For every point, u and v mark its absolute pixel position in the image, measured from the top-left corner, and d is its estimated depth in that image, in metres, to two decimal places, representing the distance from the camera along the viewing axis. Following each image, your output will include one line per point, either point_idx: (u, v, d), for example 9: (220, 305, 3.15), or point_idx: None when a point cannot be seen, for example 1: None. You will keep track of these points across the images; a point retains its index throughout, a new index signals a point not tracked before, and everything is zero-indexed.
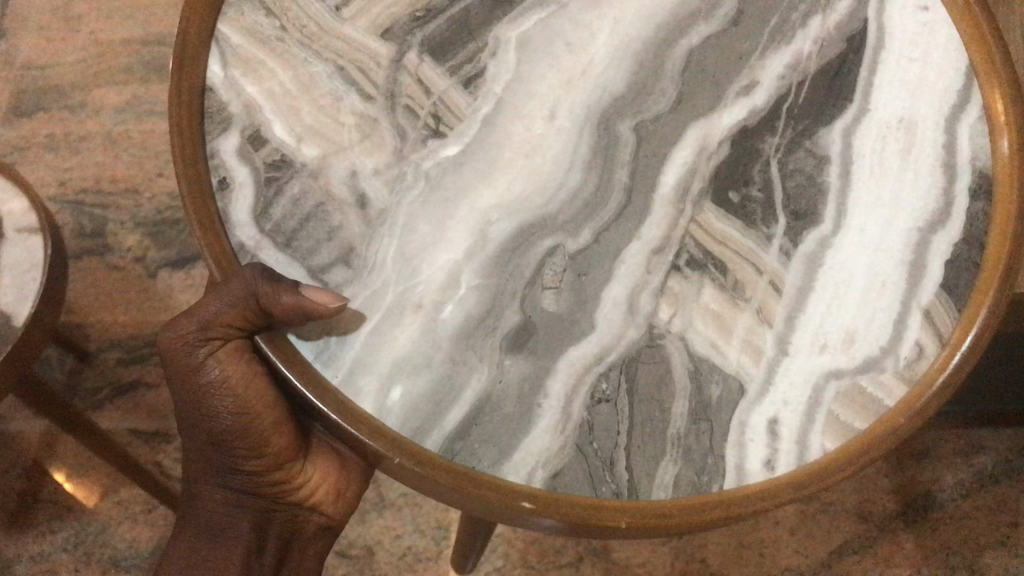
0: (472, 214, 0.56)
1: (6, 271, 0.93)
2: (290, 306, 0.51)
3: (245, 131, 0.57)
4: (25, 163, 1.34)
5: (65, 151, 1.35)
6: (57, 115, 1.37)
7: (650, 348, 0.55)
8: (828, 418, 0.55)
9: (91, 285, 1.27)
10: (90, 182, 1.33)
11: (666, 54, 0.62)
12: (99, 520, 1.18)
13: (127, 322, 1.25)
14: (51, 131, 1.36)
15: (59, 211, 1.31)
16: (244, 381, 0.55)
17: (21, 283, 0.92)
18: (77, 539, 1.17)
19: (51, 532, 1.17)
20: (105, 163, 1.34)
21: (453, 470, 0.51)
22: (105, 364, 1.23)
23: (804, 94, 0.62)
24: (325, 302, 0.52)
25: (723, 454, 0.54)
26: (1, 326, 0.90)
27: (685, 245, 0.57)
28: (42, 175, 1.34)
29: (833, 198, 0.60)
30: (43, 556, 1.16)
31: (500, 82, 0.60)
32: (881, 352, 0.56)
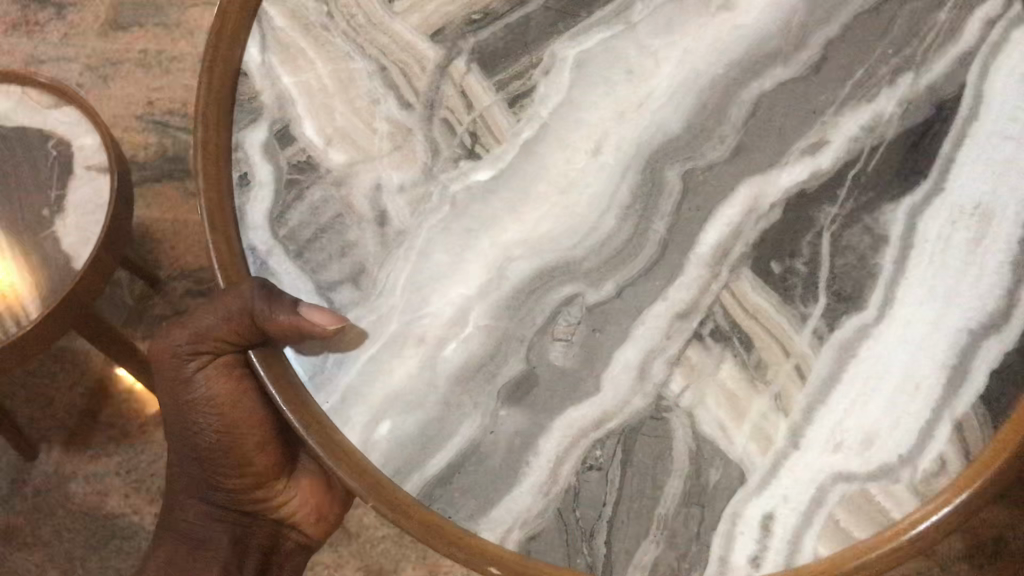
0: (491, 249, 0.54)
1: (73, 212, 0.90)
2: (287, 325, 0.51)
3: (274, 125, 0.55)
4: (116, 82, 1.19)
5: (157, 68, 1.19)
6: (151, 32, 1.20)
7: (654, 421, 0.53)
8: (827, 521, 0.52)
9: (164, 210, 1.15)
10: (179, 105, 1.18)
11: (734, 96, 0.57)
12: (152, 449, 1.09)
13: (200, 254, 1.13)
14: (145, 48, 1.19)
15: (143, 130, 1.18)
16: (228, 398, 0.62)
17: (85, 229, 0.89)
18: (130, 466, 1.09)
19: (106, 455, 1.09)
20: (195, 87, 1.18)
21: (426, 522, 0.51)
22: (173, 294, 1.13)
23: (875, 162, 0.56)
24: (321, 322, 0.51)
25: (709, 543, 0.52)
26: (61, 268, 0.88)
27: (713, 313, 0.54)
28: (131, 93, 1.19)
29: (882, 286, 0.55)
30: (96, 478, 1.09)
31: (548, 105, 0.56)
32: (898, 462, 0.53)
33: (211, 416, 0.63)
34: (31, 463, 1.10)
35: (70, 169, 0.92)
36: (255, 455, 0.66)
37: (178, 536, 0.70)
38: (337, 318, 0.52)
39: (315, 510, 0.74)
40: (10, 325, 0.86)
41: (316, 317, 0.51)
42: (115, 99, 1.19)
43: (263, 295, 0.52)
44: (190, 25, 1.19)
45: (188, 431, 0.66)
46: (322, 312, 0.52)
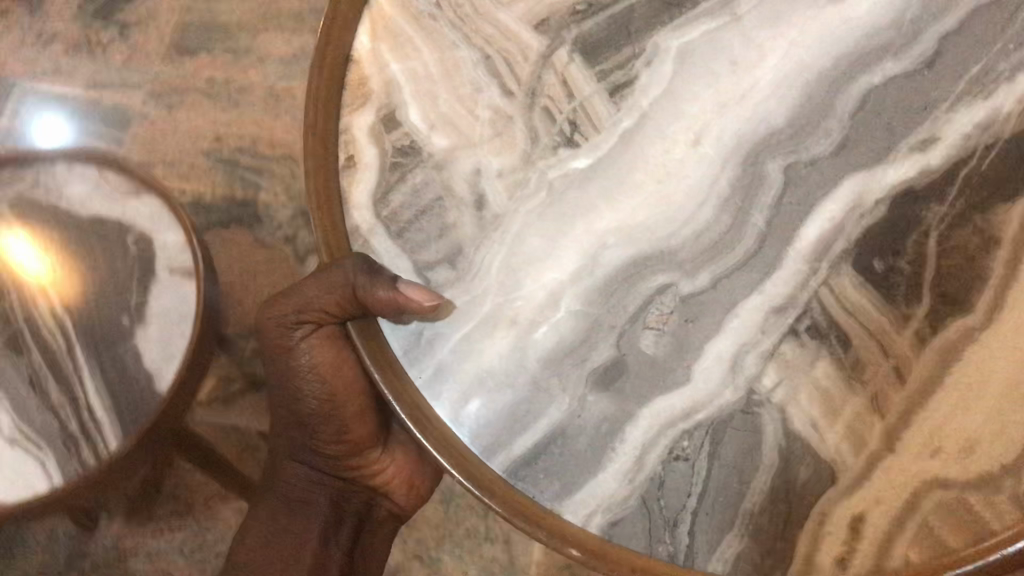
0: (587, 236, 0.54)
1: (154, 317, 0.89)
2: (386, 300, 0.53)
3: (380, 110, 0.57)
4: (183, 113, 1.26)
5: (226, 103, 1.24)
6: (219, 59, 1.26)
7: (745, 415, 0.52)
8: (920, 527, 0.51)
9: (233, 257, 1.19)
10: (247, 142, 1.23)
11: (843, 89, 0.56)
12: (216, 526, 1.16)
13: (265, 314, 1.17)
14: (211, 76, 1.25)
15: (211, 168, 1.23)
16: (325, 367, 0.66)
17: (167, 342, 0.88)
18: (191, 545, 1.16)
19: (169, 530, 1.16)
20: (265, 122, 1.23)
21: (506, 500, 0.52)
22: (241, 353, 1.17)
23: (988, 161, 0.54)
24: (419, 299, 0.53)
25: (794, 541, 0.51)
26: (143, 389, 0.87)
27: (810, 309, 0.53)
28: (199, 128, 1.25)
29: (991, 290, 0.53)
30: (159, 554, 1.16)
31: (649, 96, 0.56)
32: (999, 470, 0.50)
33: (308, 386, 0.67)
34: (89, 537, 1.18)
35: (151, 269, 0.90)
36: (351, 425, 0.69)
37: (278, 504, 0.74)
38: (432, 297, 0.53)
39: (411, 486, 0.77)
40: (88, 457, 0.85)
41: (413, 296, 0.53)
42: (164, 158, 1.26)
43: (365, 273, 0.55)
44: (260, 53, 1.24)
45: (290, 400, 0.70)
46: (421, 290, 0.53)
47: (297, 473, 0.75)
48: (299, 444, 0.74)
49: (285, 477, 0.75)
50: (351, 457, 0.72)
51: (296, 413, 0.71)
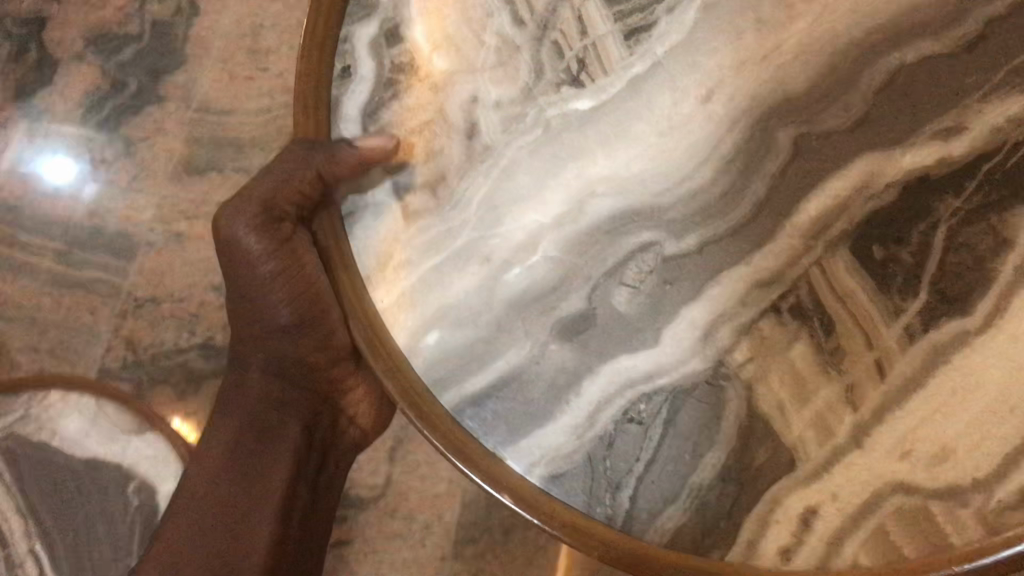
0: (576, 179, 0.52)
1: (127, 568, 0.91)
2: (354, 164, 0.53)
3: (384, 25, 0.56)
4: (191, 243, 1.02)
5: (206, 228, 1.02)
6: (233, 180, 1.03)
7: (709, 386, 0.50)
8: (875, 530, 0.48)
9: None
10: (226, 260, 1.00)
11: (871, 62, 0.52)
12: None
13: None
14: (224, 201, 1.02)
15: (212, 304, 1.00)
16: (307, 284, 0.68)
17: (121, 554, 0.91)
18: None
19: None
20: None
21: (439, 430, 0.50)
22: None
23: (1015, 158, 0.51)
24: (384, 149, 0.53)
25: (740, 524, 0.49)
26: None
27: (797, 288, 0.50)
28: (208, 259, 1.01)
29: (993, 295, 0.49)
30: None
31: (666, 43, 0.53)
32: (970, 484, 0.48)
33: (282, 294, 0.68)
34: None
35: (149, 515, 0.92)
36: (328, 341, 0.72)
37: (235, 428, 0.72)
38: (393, 148, 0.54)
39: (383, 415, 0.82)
40: None
41: (373, 152, 0.53)
42: (173, 298, 1.01)
43: (323, 153, 0.55)
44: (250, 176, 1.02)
45: (261, 307, 0.71)
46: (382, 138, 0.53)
47: (261, 390, 0.73)
48: (269, 355, 0.74)
49: (241, 397, 0.74)
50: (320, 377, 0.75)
51: (266, 323, 0.72)
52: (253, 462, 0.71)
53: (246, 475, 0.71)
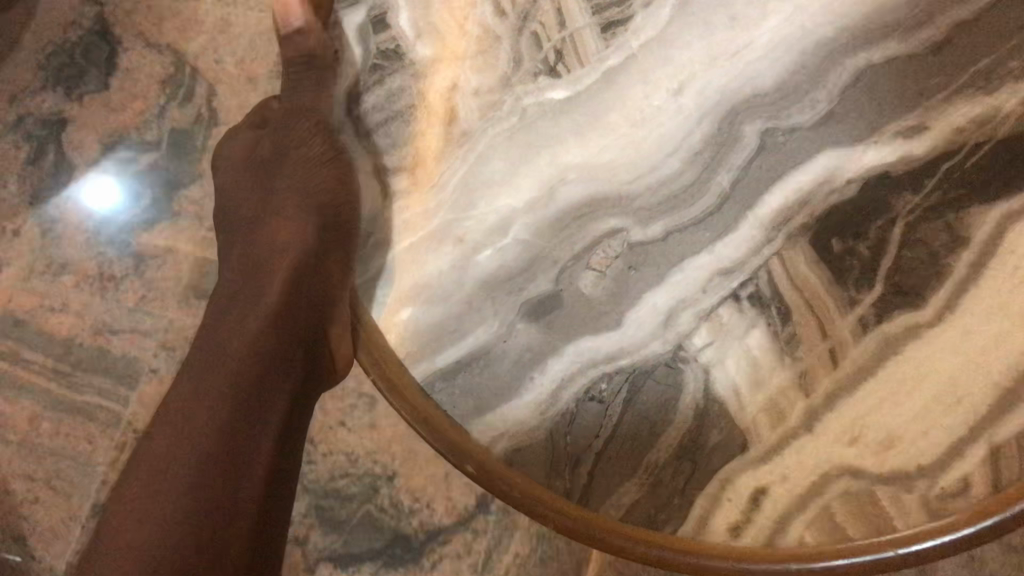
0: (549, 166, 0.54)
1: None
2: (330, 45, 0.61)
3: (372, 11, 0.57)
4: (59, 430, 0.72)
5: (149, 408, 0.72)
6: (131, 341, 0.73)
7: (667, 369, 0.52)
8: (820, 511, 0.51)
9: None
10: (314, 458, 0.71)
11: (837, 61, 0.53)
12: None
13: None
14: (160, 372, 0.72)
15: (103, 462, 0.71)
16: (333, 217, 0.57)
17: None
18: None
19: None
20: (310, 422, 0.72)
21: (412, 405, 0.53)
22: None
23: (975, 158, 0.52)
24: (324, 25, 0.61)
25: (692, 500, 0.52)
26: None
27: (757, 277, 0.52)
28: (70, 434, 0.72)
29: (947, 290, 0.51)
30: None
31: (640, 37, 0.55)
32: (915, 471, 0.50)
33: (314, 197, 0.58)
34: None
35: None
36: (331, 263, 0.56)
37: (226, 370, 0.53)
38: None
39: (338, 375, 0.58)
40: None
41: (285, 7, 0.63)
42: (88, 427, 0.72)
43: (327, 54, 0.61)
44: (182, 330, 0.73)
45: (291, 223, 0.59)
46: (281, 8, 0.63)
47: (247, 314, 0.55)
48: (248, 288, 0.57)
49: (230, 318, 0.56)
50: (305, 309, 0.55)
51: (278, 244, 0.58)
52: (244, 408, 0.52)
53: (249, 447, 0.52)
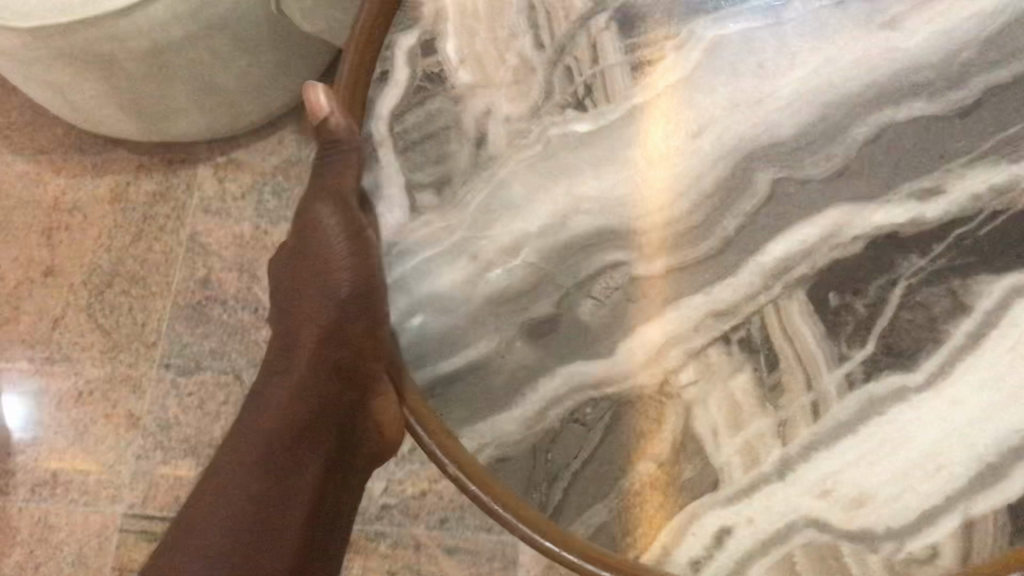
0: (564, 195, 0.57)
1: None
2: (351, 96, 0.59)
3: (424, 35, 0.61)
4: None
5: None
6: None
7: (652, 402, 0.54)
8: (781, 560, 0.51)
9: None
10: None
11: (859, 119, 0.55)
12: None
13: None
14: None
15: None
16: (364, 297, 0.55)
17: None
18: None
19: None
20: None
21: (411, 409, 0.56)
22: None
23: (989, 227, 0.53)
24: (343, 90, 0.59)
25: (658, 531, 0.53)
26: None
27: (750, 322, 0.53)
28: None
29: (941, 356, 0.52)
30: None
31: (669, 78, 0.57)
32: (882, 532, 0.51)
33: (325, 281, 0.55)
34: None
35: None
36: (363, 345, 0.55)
37: (255, 452, 0.54)
38: (412, 61, 0.61)
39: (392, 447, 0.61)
40: None
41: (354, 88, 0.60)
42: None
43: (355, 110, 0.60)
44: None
45: (301, 302, 0.56)
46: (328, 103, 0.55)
47: (276, 399, 0.55)
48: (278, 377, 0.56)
49: (251, 405, 0.56)
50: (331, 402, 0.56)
51: (292, 321, 0.56)
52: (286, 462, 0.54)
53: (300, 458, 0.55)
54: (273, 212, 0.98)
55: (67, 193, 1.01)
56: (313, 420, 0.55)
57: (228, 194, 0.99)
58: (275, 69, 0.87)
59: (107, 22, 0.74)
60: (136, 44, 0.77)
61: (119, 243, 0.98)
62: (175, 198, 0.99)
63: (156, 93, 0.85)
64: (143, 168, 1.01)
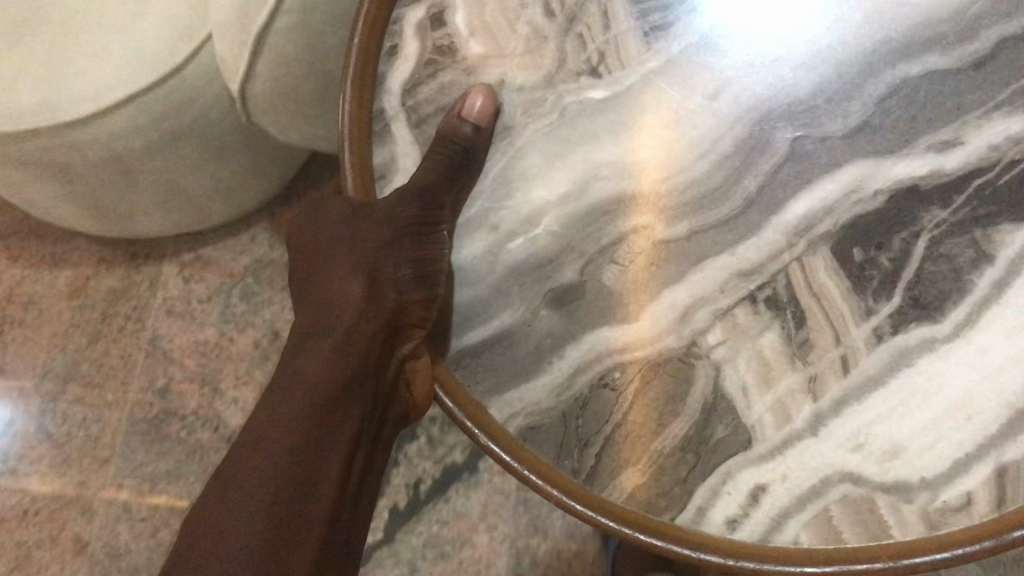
0: (583, 162, 0.56)
1: None
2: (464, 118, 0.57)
3: (432, 8, 0.61)
4: None
5: None
6: None
7: (681, 364, 0.54)
8: (818, 515, 0.52)
9: None
10: None
11: (874, 75, 0.55)
12: None
13: None
14: None
15: None
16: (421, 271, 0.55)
17: None
18: None
19: None
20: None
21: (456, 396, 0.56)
22: None
23: (1008, 176, 0.53)
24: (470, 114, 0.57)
25: (693, 491, 0.53)
26: None
27: (775, 281, 0.53)
28: None
29: (967, 306, 0.52)
30: None
31: (681, 42, 0.56)
32: (917, 483, 0.51)
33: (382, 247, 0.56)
34: None
35: None
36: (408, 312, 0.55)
37: (290, 422, 0.52)
38: (421, 35, 0.60)
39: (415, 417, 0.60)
40: None
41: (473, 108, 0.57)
42: None
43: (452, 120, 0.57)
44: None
45: (352, 259, 0.56)
46: (473, 89, 0.58)
47: (310, 368, 0.53)
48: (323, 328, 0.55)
49: (287, 373, 0.54)
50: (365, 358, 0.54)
51: (338, 275, 0.56)
52: (319, 432, 0.52)
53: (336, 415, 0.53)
54: (240, 318, 1.03)
55: (24, 284, 1.08)
56: (343, 393, 0.53)
57: (192, 295, 1.05)
58: (244, 170, 0.88)
59: (60, 134, 0.73)
60: (96, 154, 0.76)
61: (75, 344, 1.05)
62: (135, 295, 1.06)
63: (120, 197, 0.85)
64: (104, 264, 1.07)
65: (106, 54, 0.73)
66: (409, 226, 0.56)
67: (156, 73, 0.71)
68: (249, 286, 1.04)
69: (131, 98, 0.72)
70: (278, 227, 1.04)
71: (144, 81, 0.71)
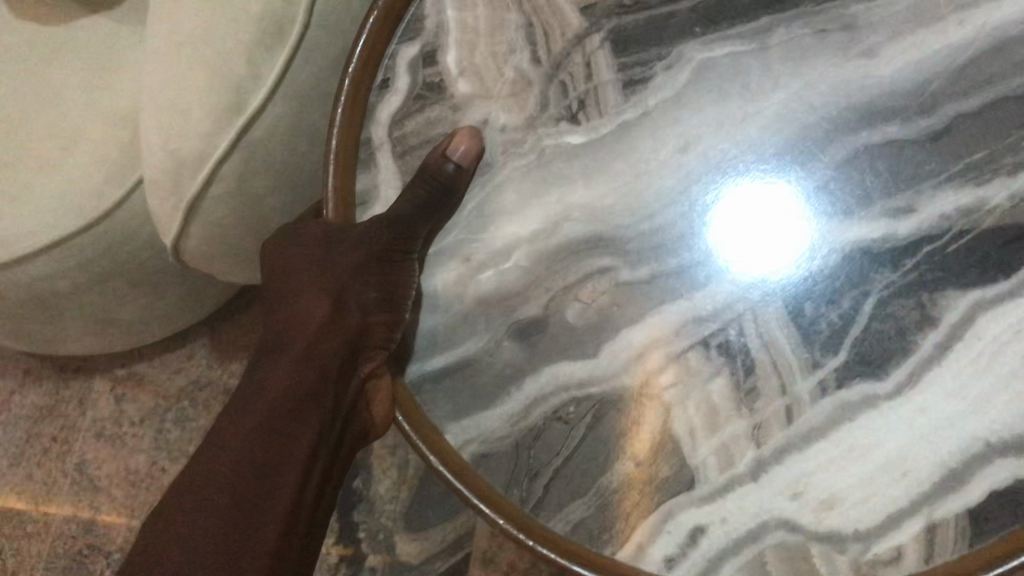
0: (556, 203, 0.59)
1: None
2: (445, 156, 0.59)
3: (425, 47, 0.63)
4: None
5: None
6: None
7: (632, 403, 0.56)
8: (755, 559, 0.54)
9: None
10: None
11: (836, 139, 0.57)
12: None
13: None
14: None
15: None
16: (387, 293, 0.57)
17: None
18: None
19: None
20: None
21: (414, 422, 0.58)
22: None
23: (956, 245, 0.55)
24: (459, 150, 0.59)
25: (636, 526, 0.55)
26: None
27: (729, 329, 0.56)
28: None
29: (909, 367, 0.54)
30: None
31: (657, 96, 0.59)
32: (851, 534, 0.53)
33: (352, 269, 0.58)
34: None
35: None
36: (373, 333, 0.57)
37: (250, 434, 0.53)
38: (412, 71, 0.63)
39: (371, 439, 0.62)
40: None
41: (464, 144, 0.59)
42: None
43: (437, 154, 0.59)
44: None
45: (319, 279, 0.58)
46: (459, 131, 0.60)
47: (272, 382, 0.55)
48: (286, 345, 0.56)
49: (248, 389, 0.56)
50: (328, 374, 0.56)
51: (303, 293, 0.57)
52: (281, 443, 0.53)
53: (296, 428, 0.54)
54: (173, 445, 1.01)
55: None
56: (304, 405, 0.54)
57: (124, 416, 1.03)
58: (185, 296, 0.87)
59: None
60: (13, 296, 0.76)
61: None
62: (63, 414, 1.05)
63: (48, 328, 0.84)
64: (33, 377, 1.07)
65: (53, 180, 0.74)
66: (380, 252, 0.58)
67: (80, 219, 0.71)
68: (183, 411, 1.01)
69: (63, 240, 0.72)
70: (217, 345, 1.02)
71: (76, 224, 0.71)
